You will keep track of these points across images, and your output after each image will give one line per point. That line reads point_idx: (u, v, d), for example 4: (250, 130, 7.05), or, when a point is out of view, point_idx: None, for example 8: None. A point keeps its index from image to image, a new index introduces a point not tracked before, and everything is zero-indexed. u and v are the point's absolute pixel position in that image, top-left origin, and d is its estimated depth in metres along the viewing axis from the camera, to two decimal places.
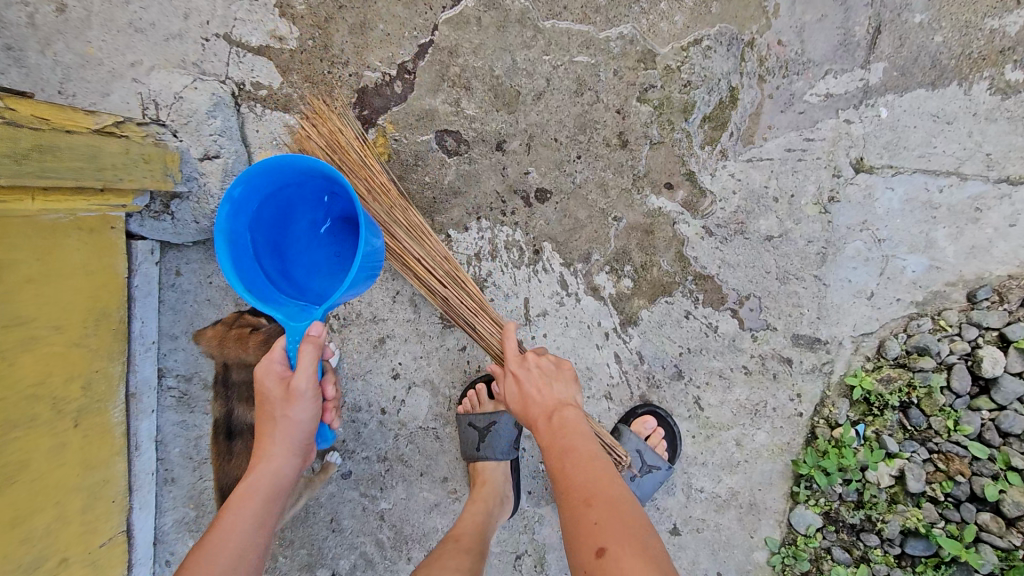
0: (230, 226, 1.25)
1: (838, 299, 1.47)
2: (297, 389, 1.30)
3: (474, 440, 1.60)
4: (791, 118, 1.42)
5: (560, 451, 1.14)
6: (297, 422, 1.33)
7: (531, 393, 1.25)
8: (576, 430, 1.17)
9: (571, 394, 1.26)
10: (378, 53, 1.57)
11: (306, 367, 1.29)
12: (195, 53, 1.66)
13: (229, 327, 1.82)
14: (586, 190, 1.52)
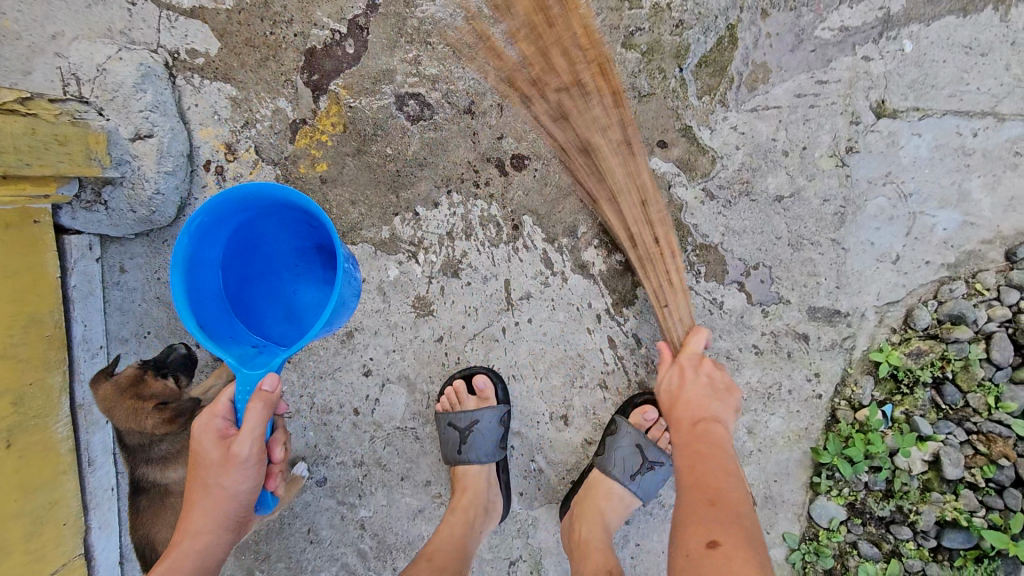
0: (194, 251, 1.12)
1: (860, 265, 1.29)
2: (236, 455, 1.15)
3: (455, 440, 1.44)
4: (800, 57, 1.23)
5: (695, 450, 1.09)
6: (232, 493, 1.17)
7: (689, 393, 1.19)
8: (718, 441, 1.11)
9: (726, 413, 1.17)
10: (326, 8, 1.38)
11: (247, 434, 1.14)
12: (121, 19, 1.47)
13: (124, 394, 1.39)
14: (568, 153, 1.34)
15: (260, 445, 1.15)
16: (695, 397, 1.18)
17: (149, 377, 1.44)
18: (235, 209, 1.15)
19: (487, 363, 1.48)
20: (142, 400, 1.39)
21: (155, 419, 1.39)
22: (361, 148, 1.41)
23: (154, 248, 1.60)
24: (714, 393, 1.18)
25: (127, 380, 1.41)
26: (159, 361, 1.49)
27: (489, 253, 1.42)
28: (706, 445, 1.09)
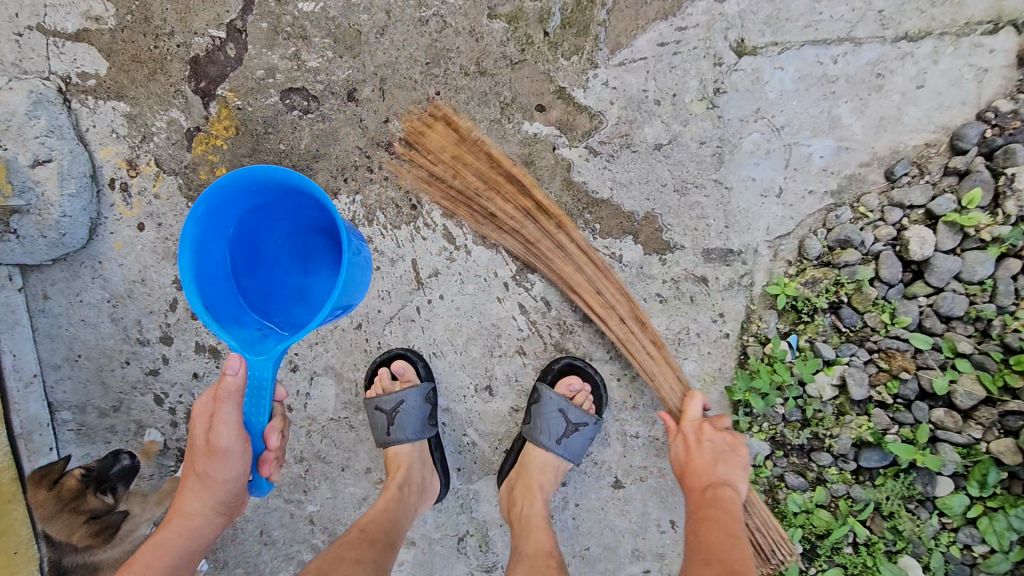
0: (203, 233, 1.13)
1: (745, 202, 1.33)
2: (216, 442, 1.11)
3: (384, 423, 1.46)
4: (656, 8, 1.27)
5: (703, 517, 1.18)
6: (220, 478, 1.15)
7: (694, 458, 1.29)
8: (727, 508, 1.19)
9: (734, 478, 1.26)
10: (204, 16, 1.41)
11: (224, 418, 1.09)
12: (9, 51, 1.49)
13: (66, 504, 1.51)
14: (453, 128, 1.37)
15: (235, 433, 1.09)
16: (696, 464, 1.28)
17: (92, 492, 1.56)
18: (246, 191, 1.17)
19: (406, 345, 1.51)
20: (78, 514, 1.51)
21: (82, 533, 1.50)
22: (256, 148, 1.44)
23: (72, 272, 1.60)
24: (723, 451, 1.29)
25: (70, 492, 1.53)
26: (102, 470, 1.60)
27: (393, 235, 1.45)
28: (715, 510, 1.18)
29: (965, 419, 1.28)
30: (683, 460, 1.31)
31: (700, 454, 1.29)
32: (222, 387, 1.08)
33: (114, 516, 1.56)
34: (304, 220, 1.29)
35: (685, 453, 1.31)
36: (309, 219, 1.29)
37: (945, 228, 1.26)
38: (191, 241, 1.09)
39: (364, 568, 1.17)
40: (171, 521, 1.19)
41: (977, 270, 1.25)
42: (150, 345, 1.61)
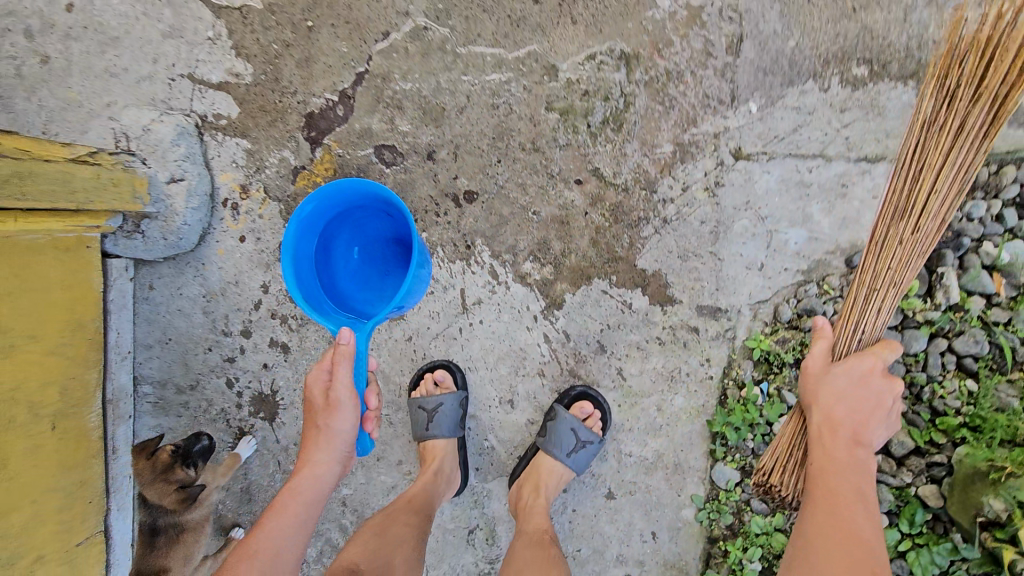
0: (297, 242, 1.44)
1: (733, 271, 1.66)
2: (335, 397, 1.45)
3: (423, 420, 1.76)
4: (676, 118, 1.64)
5: (853, 485, 1.35)
6: (338, 429, 1.48)
7: (851, 411, 1.42)
8: (865, 471, 1.40)
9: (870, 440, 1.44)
10: (323, 82, 1.80)
11: (341, 379, 1.42)
12: (162, 92, 1.89)
13: (159, 477, 1.83)
14: (508, 189, 1.73)
15: (348, 389, 1.42)
16: (851, 411, 1.42)
17: (178, 469, 1.85)
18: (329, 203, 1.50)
19: (447, 358, 1.83)
20: (168, 483, 1.84)
21: (172, 499, 1.85)
22: None
23: (177, 270, 1.94)
24: (873, 410, 1.44)
25: (162, 464, 1.84)
26: (186, 449, 1.87)
27: (448, 267, 1.79)
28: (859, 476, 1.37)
29: (899, 465, 1.57)
30: (841, 402, 1.42)
31: (858, 411, 1.42)
32: (338, 353, 1.40)
33: (193, 488, 1.88)
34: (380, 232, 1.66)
35: (843, 400, 1.42)
36: (375, 227, 1.65)
37: (889, 309, 1.59)
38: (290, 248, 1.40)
39: (411, 530, 1.48)
40: (301, 470, 1.51)
41: (912, 344, 1.57)
42: (232, 336, 1.92)
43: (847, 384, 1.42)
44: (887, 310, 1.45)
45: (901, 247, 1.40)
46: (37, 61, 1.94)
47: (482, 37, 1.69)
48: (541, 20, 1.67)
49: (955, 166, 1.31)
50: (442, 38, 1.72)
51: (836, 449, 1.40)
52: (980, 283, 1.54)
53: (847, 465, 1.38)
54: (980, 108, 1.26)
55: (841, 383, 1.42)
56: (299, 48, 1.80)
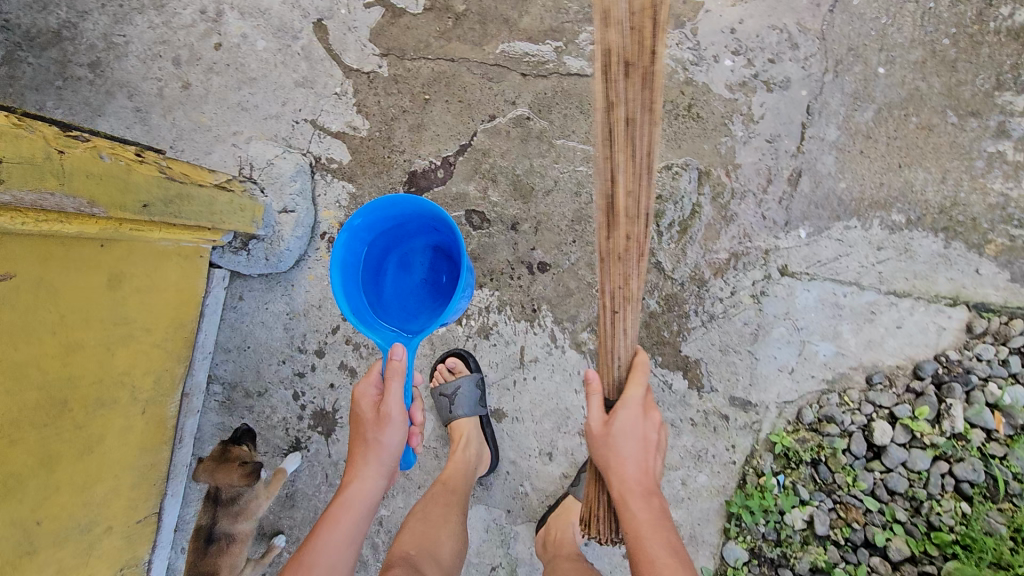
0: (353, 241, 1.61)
1: (766, 371, 1.87)
2: (386, 412, 1.57)
3: (446, 406, 1.98)
4: (736, 230, 1.88)
5: (650, 522, 1.34)
6: (386, 443, 1.58)
7: (629, 453, 1.39)
8: (665, 516, 1.36)
9: (652, 476, 1.42)
10: (429, 147, 2.05)
11: (393, 393, 1.56)
12: (284, 130, 2.14)
13: (217, 462, 2.02)
14: (577, 267, 1.96)
15: (400, 403, 1.55)
16: (640, 464, 1.40)
17: (233, 449, 2.05)
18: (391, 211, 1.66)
19: (497, 405, 2.02)
20: (228, 462, 2.00)
21: (236, 475, 1.98)
22: None
23: (267, 286, 2.15)
24: (650, 448, 1.43)
25: (218, 455, 2.03)
26: (235, 437, 2.11)
27: (513, 325, 2.00)
28: (662, 520, 1.34)
29: (894, 569, 1.75)
30: (619, 447, 1.39)
31: (632, 452, 1.40)
32: (390, 368, 1.55)
33: (252, 462, 2.01)
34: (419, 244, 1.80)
35: (629, 444, 1.39)
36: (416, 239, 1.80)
37: (900, 428, 1.80)
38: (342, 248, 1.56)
39: (451, 510, 1.72)
40: (347, 485, 1.58)
41: (917, 463, 1.77)
42: (306, 353, 2.13)
43: (631, 441, 1.39)
44: (631, 333, 1.39)
45: (623, 260, 1.27)
46: (179, 85, 2.21)
47: (576, 134, 1.96)
48: None
49: (637, 159, 1.15)
50: (541, 129, 1.98)
51: (637, 506, 1.35)
52: (981, 418, 1.76)
53: (651, 519, 1.33)
54: (650, 118, 1.11)
55: (628, 440, 1.39)
56: (413, 115, 2.06)
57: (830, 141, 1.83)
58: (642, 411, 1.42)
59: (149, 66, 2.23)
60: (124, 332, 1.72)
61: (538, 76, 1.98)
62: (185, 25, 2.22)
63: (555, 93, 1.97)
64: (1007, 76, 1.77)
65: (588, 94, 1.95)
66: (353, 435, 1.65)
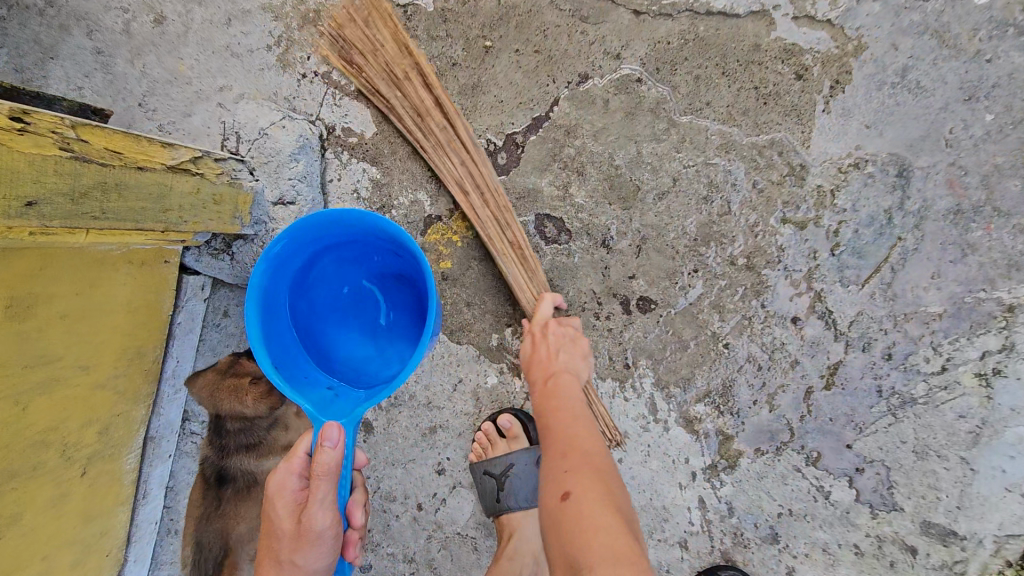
0: (270, 280, 1.05)
1: (986, 490, 1.22)
2: (308, 525, 1.00)
3: (492, 490, 1.39)
4: (962, 269, 1.20)
5: (549, 409, 1.11)
6: (306, 568, 1.03)
7: (538, 354, 1.23)
8: (563, 393, 1.13)
9: (576, 367, 1.21)
10: (487, 119, 1.42)
11: (319, 498, 0.98)
12: (287, 87, 1.54)
13: (222, 377, 1.39)
14: (698, 308, 1.32)
15: (329, 513, 0.99)
16: (546, 351, 1.22)
17: (245, 363, 1.42)
18: (317, 237, 1.09)
19: None
20: (240, 377, 1.38)
21: (250, 394, 1.36)
22: (488, 256, 1.44)
23: None
24: (564, 343, 1.24)
25: (226, 366, 1.41)
26: (254, 349, 1.48)
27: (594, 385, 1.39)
28: (555, 400, 1.12)
29: None
30: (527, 358, 1.25)
31: (543, 347, 1.24)
32: (318, 465, 0.96)
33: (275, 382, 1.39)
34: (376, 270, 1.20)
35: (531, 348, 1.26)
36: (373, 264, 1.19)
37: None
38: (257, 293, 1.01)
39: None
40: None
41: None
42: None
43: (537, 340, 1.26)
44: (533, 275, 1.34)
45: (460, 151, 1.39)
46: (150, 19, 1.63)
47: (713, 108, 1.29)
48: (799, 102, 1.25)
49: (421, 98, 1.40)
50: (658, 98, 1.31)
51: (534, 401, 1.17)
52: None
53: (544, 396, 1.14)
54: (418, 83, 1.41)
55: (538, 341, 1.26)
56: (467, 71, 1.43)
57: None
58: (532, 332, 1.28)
59: None
60: (44, 375, 1.19)
61: (659, 15, 1.30)
62: None
63: (684, 42, 1.29)
64: None
65: (736, 45, 1.27)
66: (263, 542, 1.09)
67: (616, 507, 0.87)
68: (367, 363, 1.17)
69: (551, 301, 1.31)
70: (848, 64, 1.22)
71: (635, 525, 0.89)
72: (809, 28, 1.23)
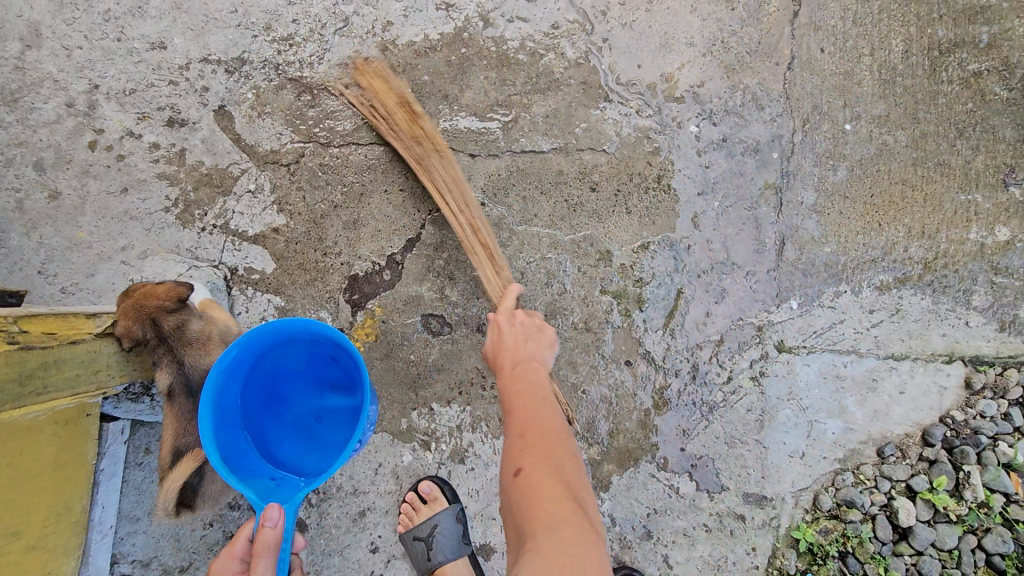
0: (225, 379, 1.35)
1: (777, 460, 1.69)
2: None
3: (423, 551, 1.63)
4: (724, 307, 1.72)
5: (512, 392, 1.25)
6: None
7: (507, 341, 1.39)
8: (528, 377, 1.28)
9: (539, 354, 1.37)
10: (370, 246, 1.77)
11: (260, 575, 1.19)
12: (189, 240, 1.78)
13: (132, 298, 1.50)
14: (558, 367, 1.71)
15: None
16: (514, 344, 1.37)
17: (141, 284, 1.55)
18: (250, 350, 1.38)
19: (483, 541, 1.71)
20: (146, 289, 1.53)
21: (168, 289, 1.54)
22: (389, 354, 1.75)
23: None
24: (527, 339, 1.40)
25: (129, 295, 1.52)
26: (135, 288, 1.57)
27: (491, 443, 1.72)
28: (525, 378, 1.28)
29: None
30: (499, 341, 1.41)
31: (507, 335, 1.41)
32: (260, 540, 1.20)
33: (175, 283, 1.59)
34: (324, 368, 1.51)
35: (501, 338, 1.41)
36: (321, 363, 1.50)
37: (921, 502, 1.68)
38: (211, 393, 1.31)
39: None
40: None
41: (946, 540, 1.67)
42: (240, 509, 1.77)
43: (511, 329, 1.42)
44: (486, 270, 1.59)
45: None
46: (44, 196, 1.79)
47: (539, 219, 1.75)
48: (597, 208, 1.75)
49: None
50: (499, 215, 1.75)
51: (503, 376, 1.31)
52: (1000, 483, 1.67)
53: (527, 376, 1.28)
54: None
55: (507, 334, 1.41)
56: (347, 210, 1.78)
57: (808, 205, 1.74)
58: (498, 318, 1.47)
59: (2, 173, 1.78)
60: None
61: (488, 157, 1.77)
62: (48, 122, 1.79)
63: (510, 174, 1.76)
64: (968, 125, 1.75)
65: (547, 174, 1.76)
66: None
67: (563, 478, 1.04)
68: (308, 451, 1.49)
69: (512, 292, 1.52)
70: (623, 178, 1.75)
71: (581, 496, 1.06)
72: (592, 156, 1.76)
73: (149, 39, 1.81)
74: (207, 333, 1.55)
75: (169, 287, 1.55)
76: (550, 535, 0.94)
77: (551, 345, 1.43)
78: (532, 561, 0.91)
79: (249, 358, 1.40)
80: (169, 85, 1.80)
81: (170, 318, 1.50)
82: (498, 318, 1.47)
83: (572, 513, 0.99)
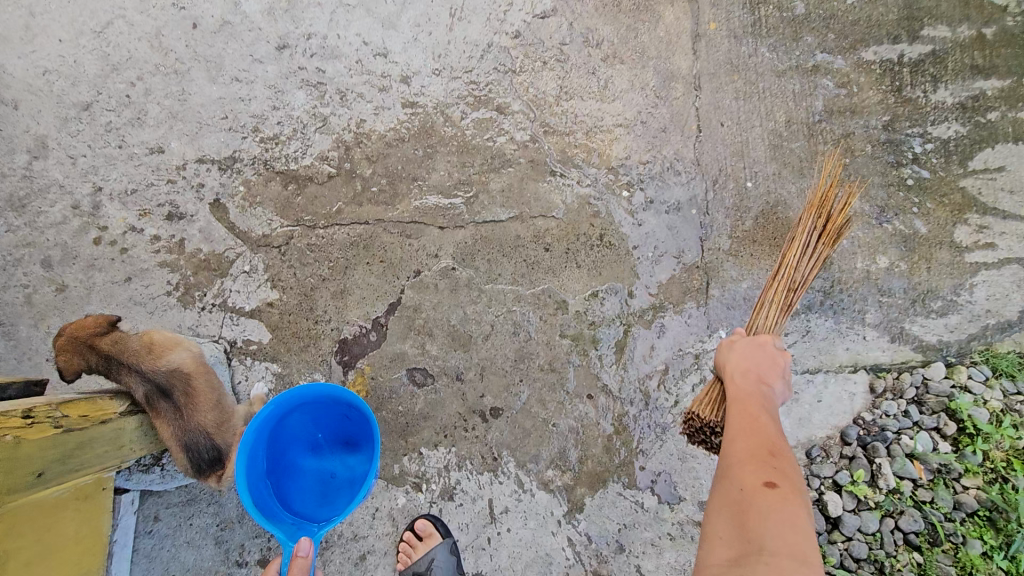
0: (256, 436, 1.61)
1: None
2: None
3: None
4: (666, 340, 2.02)
5: (749, 416, 1.47)
6: None
7: (744, 366, 1.61)
8: (765, 409, 1.50)
9: (776, 386, 1.57)
10: (357, 311, 2.00)
11: None
12: (190, 319, 1.98)
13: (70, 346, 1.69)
14: (530, 405, 1.96)
15: None
16: (754, 371, 1.59)
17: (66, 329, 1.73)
18: (277, 410, 1.65)
19: (476, 569, 1.90)
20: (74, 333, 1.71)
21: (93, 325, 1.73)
22: (379, 406, 1.96)
23: (187, 497, 1.89)
24: (773, 369, 1.60)
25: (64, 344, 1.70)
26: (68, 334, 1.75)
27: (476, 479, 1.93)
28: (756, 407, 1.49)
29: None
30: (740, 363, 1.63)
31: (748, 362, 1.62)
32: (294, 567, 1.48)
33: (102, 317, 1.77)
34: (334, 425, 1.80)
35: (742, 360, 1.63)
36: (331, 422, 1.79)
37: (846, 494, 2.00)
38: (247, 448, 1.56)
39: None
40: None
41: (869, 525, 1.98)
42: (247, 566, 1.87)
43: (751, 355, 1.63)
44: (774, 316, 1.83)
45: None
46: (51, 289, 1.97)
47: (503, 278, 2.03)
48: (551, 265, 2.05)
49: None
50: (468, 277, 2.03)
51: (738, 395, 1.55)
52: (906, 470, 1.99)
53: (762, 408, 1.50)
54: None
55: (746, 360, 1.62)
56: (334, 282, 2.02)
57: (725, 250, 2.09)
58: (766, 339, 1.65)
59: (12, 272, 1.97)
60: None
61: (455, 227, 2.06)
62: (54, 223, 1.99)
63: (475, 241, 2.05)
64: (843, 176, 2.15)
65: (507, 238, 2.06)
66: None
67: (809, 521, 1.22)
68: (318, 500, 1.75)
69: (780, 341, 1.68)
70: (571, 238, 2.06)
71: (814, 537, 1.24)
72: (544, 221, 2.07)
73: (148, 145, 2.05)
74: (149, 341, 1.70)
75: (96, 316, 1.77)
76: (778, 558, 1.13)
77: (792, 384, 1.61)
78: (767, 566, 1.12)
79: (274, 417, 1.66)
80: (168, 183, 2.04)
81: (104, 337, 1.70)
82: (761, 340, 1.65)
83: (812, 549, 1.17)
